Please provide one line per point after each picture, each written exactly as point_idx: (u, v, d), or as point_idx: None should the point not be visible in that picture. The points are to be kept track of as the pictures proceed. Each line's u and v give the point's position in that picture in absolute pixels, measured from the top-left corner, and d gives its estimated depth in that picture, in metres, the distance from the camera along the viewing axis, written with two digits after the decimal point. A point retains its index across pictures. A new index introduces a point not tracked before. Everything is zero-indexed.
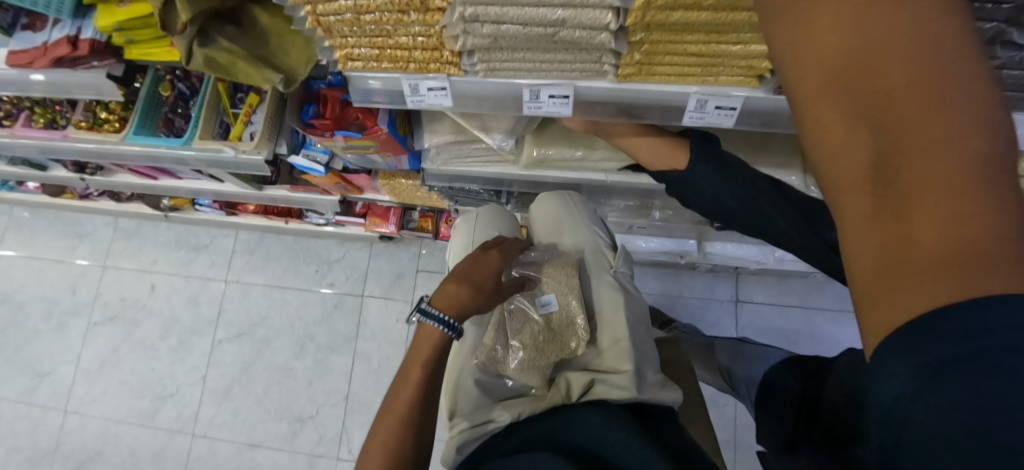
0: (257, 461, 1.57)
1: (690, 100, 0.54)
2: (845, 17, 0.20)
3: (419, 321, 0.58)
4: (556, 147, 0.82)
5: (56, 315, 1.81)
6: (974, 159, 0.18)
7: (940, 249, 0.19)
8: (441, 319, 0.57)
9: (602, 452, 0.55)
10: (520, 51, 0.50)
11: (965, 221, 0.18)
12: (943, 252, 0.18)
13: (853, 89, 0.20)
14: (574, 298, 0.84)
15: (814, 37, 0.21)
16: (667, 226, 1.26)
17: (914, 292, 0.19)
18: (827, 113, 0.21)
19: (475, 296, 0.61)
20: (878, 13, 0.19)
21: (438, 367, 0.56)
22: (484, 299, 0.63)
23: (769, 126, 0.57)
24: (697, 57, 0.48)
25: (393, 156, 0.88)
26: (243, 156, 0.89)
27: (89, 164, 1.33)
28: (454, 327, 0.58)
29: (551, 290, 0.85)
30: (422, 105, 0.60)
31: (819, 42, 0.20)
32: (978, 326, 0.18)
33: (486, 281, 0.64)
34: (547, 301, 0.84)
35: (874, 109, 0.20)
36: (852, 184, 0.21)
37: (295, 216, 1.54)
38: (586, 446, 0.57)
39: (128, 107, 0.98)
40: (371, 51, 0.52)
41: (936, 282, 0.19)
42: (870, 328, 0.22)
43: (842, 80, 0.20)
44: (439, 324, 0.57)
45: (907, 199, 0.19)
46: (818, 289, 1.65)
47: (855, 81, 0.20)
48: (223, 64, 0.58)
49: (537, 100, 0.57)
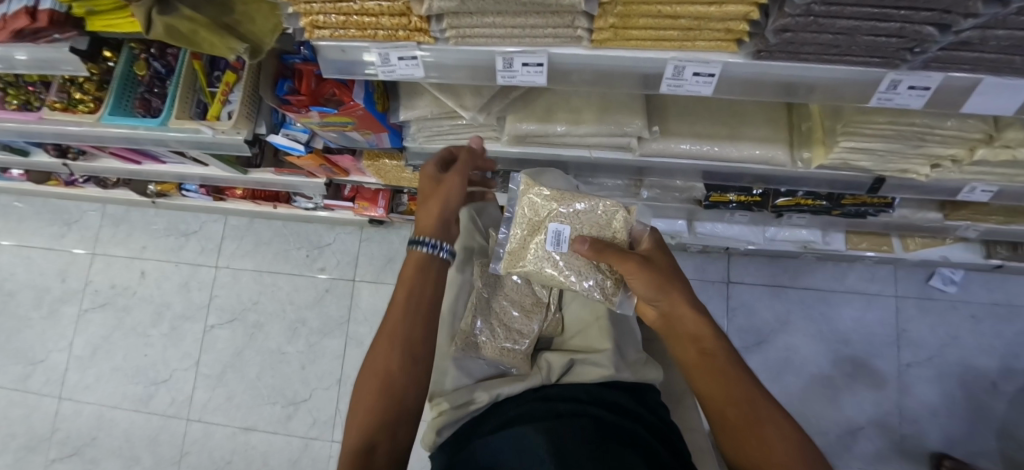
0: (252, 444, 1.59)
1: (668, 67, 0.53)
2: (700, 331, 0.54)
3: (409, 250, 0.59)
4: (538, 122, 0.80)
5: (47, 303, 1.80)
6: (711, 340, 0.53)
7: (708, 355, 0.52)
8: (429, 243, 0.59)
9: (578, 409, 0.59)
10: (490, 16, 0.48)
11: (711, 355, 0.52)
12: (713, 362, 0.52)
13: (701, 346, 0.53)
14: (587, 200, 0.70)
15: (694, 336, 0.54)
16: (657, 206, 1.25)
17: (715, 371, 0.51)
18: (701, 352, 0.53)
19: (427, 208, 0.62)
20: (700, 329, 0.54)
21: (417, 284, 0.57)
22: (437, 198, 0.63)
23: (749, 93, 0.57)
24: (674, 19, 0.46)
25: (373, 133, 0.86)
26: (222, 136, 0.87)
27: (71, 149, 1.31)
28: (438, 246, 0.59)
29: (556, 215, 0.70)
30: (394, 76, 0.58)
31: (693, 335, 0.54)
32: (728, 373, 0.51)
33: (426, 187, 0.65)
34: (559, 230, 0.69)
35: (701, 347, 0.53)
36: (707, 358, 0.52)
37: (283, 200, 1.52)
38: (560, 408, 0.59)
39: (103, 87, 0.95)
40: (337, 18, 0.50)
41: (714, 367, 0.51)
42: (709, 384, 0.51)
43: (698, 344, 0.53)
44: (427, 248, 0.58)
45: (709, 355, 0.52)
46: (808, 269, 1.66)
47: (701, 343, 0.53)
48: (186, 33, 0.56)
49: (511, 69, 0.55)
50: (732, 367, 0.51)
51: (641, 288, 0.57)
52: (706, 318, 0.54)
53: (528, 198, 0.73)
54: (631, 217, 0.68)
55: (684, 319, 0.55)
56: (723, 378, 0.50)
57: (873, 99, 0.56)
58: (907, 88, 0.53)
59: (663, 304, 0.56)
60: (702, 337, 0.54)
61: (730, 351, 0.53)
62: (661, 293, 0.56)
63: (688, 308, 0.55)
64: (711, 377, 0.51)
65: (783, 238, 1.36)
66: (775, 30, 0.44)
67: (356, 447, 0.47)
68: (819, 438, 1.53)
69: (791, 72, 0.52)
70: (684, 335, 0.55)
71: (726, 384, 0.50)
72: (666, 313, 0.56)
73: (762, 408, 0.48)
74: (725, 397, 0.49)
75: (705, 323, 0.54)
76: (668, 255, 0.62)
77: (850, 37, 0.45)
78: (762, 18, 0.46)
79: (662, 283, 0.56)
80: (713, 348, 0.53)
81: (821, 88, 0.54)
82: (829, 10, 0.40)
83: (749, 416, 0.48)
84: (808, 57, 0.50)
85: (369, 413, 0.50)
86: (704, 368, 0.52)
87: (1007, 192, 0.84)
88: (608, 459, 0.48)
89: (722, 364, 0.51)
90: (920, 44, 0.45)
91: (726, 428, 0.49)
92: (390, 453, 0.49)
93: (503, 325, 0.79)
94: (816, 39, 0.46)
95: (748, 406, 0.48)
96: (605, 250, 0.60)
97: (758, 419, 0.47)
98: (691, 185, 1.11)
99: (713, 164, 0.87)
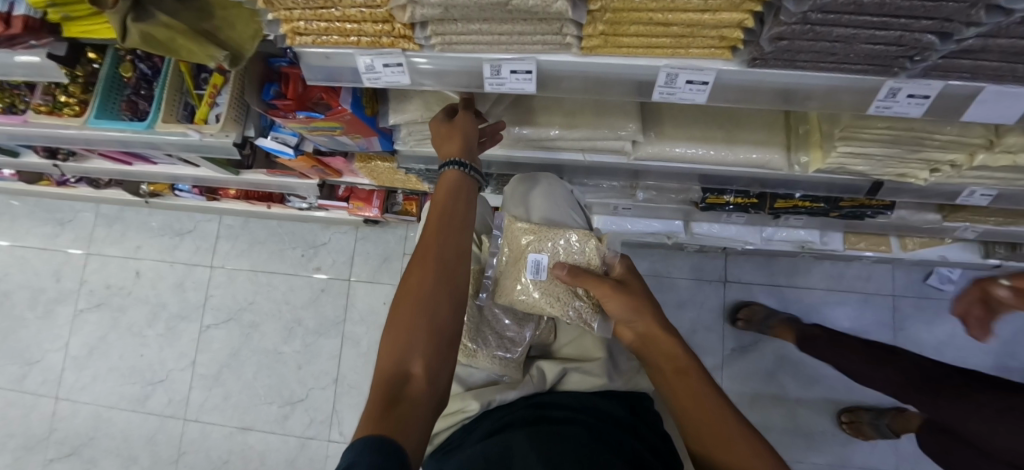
0: (249, 443, 1.59)
1: (660, 75, 0.52)
2: (673, 350, 0.57)
3: (443, 171, 0.62)
4: (532, 127, 0.79)
5: (43, 303, 1.80)
6: (684, 357, 0.56)
7: (682, 371, 0.54)
8: (459, 165, 0.62)
9: (565, 414, 0.59)
10: (476, 23, 0.46)
11: (684, 370, 0.54)
12: (686, 377, 0.53)
13: (675, 364, 0.55)
14: (560, 233, 0.75)
15: (669, 354, 0.57)
16: (653, 207, 1.24)
17: (689, 386, 0.53)
18: (676, 368, 0.55)
19: (451, 140, 0.64)
20: (673, 349, 0.57)
21: (448, 203, 0.60)
22: (455, 133, 0.64)
23: (744, 100, 0.55)
24: (665, 26, 0.45)
25: (363, 138, 0.84)
26: (209, 139, 0.85)
27: (61, 150, 1.29)
28: (468, 167, 0.62)
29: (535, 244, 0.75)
30: (379, 82, 0.57)
31: (668, 354, 0.57)
32: (700, 386, 0.52)
33: (439, 133, 0.66)
34: (537, 260, 0.73)
35: (675, 365, 0.55)
36: (682, 373, 0.54)
37: (277, 200, 1.51)
38: (548, 413, 0.60)
39: (88, 89, 0.93)
40: (319, 24, 0.49)
41: (688, 382, 0.53)
42: (684, 399, 0.52)
43: (673, 362, 0.56)
44: (457, 167, 0.61)
45: (682, 371, 0.54)
46: (804, 268, 1.65)
47: (675, 361, 0.55)
48: (163, 41, 0.55)
49: (499, 76, 0.54)
50: (705, 386, 0.52)
51: (616, 311, 0.62)
52: (679, 341, 0.57)
53: (512, 234, 0.78)
54: (602, 246, 0.73)
55: (659, 340, 0.58)
56: (695, 391, 0.52)
57: (871, 107, 0.54)
58: (906, 97, 0.52)
59: (639, 324, 0.60)
60: (676, 357, 0.56)
61: (705, 374, 0.54)
62: (637, 314, 0.61)
63: (661, 330, 0.59)
64: (685, 391, 0.52)
65: (780, 238, 1.35)
66: (770, 38, 0.43)
67: (388, 374, 0.48)
68: (812, 436, 1.55)
69: (787, 79, 0.51)
70: (659, 355, 0.57)
71: (698, 399, 0.51)
72: (642, 335, 0.60)
73: (734, 424, 0.49)
74: (699, 411, 0.50)
75: (677, 343, 0.57)
76: (638, 280, 0.68)
77: (847, 44, 0.43)
78: (758, 25, 0.44)
79: (635, 305, 0.61)
80: (687, 365, 0.55)
81: (818, 95, 0.53)
82: (827, 18, 0.39)
83: (723, 430, 0.48)
84: (805, 64, 0.48)
85: (404, 330, 0.51)
86: (680, 383, 0.53)
87: (1005, 196, 0.83)
88: (595, 460, 0.48)
89: (696, 378, 0.53)
90: (920, 52, 0.43)
91: (701, 443, 0.49)
92: (426, 377, 0.49)
93: (495, 333, 0.78)
94: (813, 47, 0.44)
95: (722, 422, 0.49)
96: (583, 275, 0.65)
97: (731, 434, 0.48)
98: (687, 187, 1.10)
99: (709, 168, 0.85)
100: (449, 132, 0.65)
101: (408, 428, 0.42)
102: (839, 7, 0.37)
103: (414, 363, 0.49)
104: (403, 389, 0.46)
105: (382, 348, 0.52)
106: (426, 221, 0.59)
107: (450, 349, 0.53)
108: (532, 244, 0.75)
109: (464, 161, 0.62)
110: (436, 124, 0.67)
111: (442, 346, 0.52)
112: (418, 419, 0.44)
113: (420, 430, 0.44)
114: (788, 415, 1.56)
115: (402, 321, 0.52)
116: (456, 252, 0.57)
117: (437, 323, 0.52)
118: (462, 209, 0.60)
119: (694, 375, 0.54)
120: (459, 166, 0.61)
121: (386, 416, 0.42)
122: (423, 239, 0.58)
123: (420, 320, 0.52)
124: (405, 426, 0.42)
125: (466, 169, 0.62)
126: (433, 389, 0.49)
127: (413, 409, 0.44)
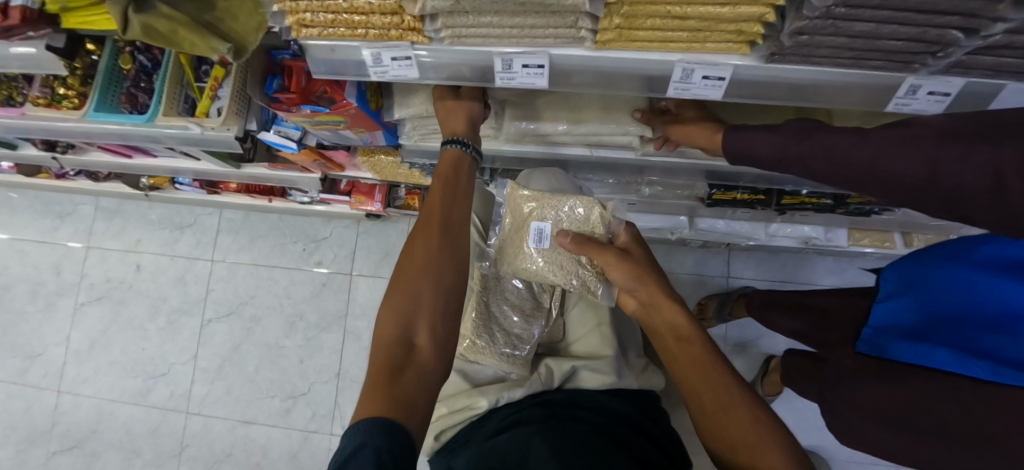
0: (252, 437, 1.60)
1: (675, 69, 0.51)
2: (676, 317, 0.56)
3: (443, 147, 0.62)
4: (539, 122, 0.77)
5: (43, 296, 1.79)
6: (686, 323, 0.55)
7: (682, 340, 0.54)
8: (464, 144, 0.62)
9: (576, 412, 0.59)
10: (487, 15, 0.44)
11: (685, 338, 0.54)
12: (688, 346, 0.53)
13: (676, 332, 0.55)
14: (564, 199, 0.71)
15: (670, 322, 0.56)
16: (658, 202, 1.23)
17: (689, 355, 0.53)
18: (677, 337, 0.55)
19: (448, 122, 0.64)
20: (676, 317, 0.56)
21: (449, 177, 0.59)
22: (457, 109, 0.64)
23: (758, 96, 0.54)
24: (682, 20, 0.43)
25: (368, 132, 0.84)
26: (211, 133, 0.84)
27: (58, 142, 1.27)
28: (472, 148, 0.62)
29: (537, 212, 0.72)
30: (386, 76, 0.56)
31: (670, 323, 0.56)
32: (701, 353, 0.52)
33: (442, 108, 0.65)
34: (540, 228, 0.70)
35: (677, 334, 0.55)
36: (683, 342, 0.54)
37: (278, 194, 1.49)
38: (558, 411, 0.59)
39: (87, 81, 0.91)
40: (325, 16, 0.47)
41: (689, 350, 0.53)
42: (684, 366, 0.52)
43: (675, 330, 0.55)
44: (462, 147, 0.61)
45: (683, 339, 0.54)
46: (807, 264, 1.65)
47: (677, 329, 0.55)
48: (164, 33, 0.54)
49: (510, 70, 0.53)
50: (707, 354, 0.52)
51: (620, 280, 0.61)
52: (683, 309, 0.57)
53: (514, 202, 0.75)
54: (608, 213, 0.69)
55: (664, 309, 0.58)
56: (696, 359, 0.52)
57: (890, 105, 0.53)
58: (926, 94, 0.51)
59: (642, 293, 0.60)
60: (678, 325, 0.56)
61: (709, 341, 0.53)
62: (639, 282, 0.60)
63: (664, 300, 0.58)
64: (685, 359, 0.53)
65: (784, 234, 1.35)
66: (791, 33, 0.42)
67: (392, 339, 0.47)
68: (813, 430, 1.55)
69: (804, 74, 0.50)
70: (660, 323, 0.57)
71: (701, 368, 0.51)
72: (645, 303, 0.60)
73: (737, 394, 0.48)
74: (702, 382, 0.50)
75: (681, 311, 0.57)
76: (642, 245, 0.67)
77: (868, 40, 0.42)
78: (779, 19, 0.43)
79: (640, 274, 0.60)
80: (688, 333, 0.55)
81: (833, 92, 0.52)
82: (849, 12, 0.37)
83: (724, 399, 0.48)
84: (824, 61, 0.47)
85: (406, 296, 0.50)
86: (680, 352, 0.54)
87: None
88: (605, 455, 0.48)
89: (699, 343, 0.53)
90: (943, 48, 0.42)
91: (703, 413, 0.49)
92: (431, 345, 0.48)
93: (503, 330, 0.78)
94: (832, 43, 0.43)
95: (719, 392, 0.49)
96: (586, 243, 0.64)
97: (731, 403, 0.48)
98: (694, 183, 1.09)
99: (718, 164, 0.84)
100: (453, 107, 0.65)
101: (412, 394, 0.42)
102: (864, 1, 0.36)
103: (417, 334, 0.48)
104: (407, 358, 0.46)
105: (383, 313, 0.50)
106: (429, 191, 0.58)
107: (455, 317, 0.53)
108: (535, 212, 0.71)
109: (465, 140, 0.62)
110: (439, 101, 0.66)
111: (446, 314, 0.51)
112: (423, 389, 0.44)
113: (422, 400, 0.43)
114: (791, 410, 1.55)
115: (404, 288, 0.51)
116: (459, 220, 0.57)
117: (441, 292, 0.52)
118: (465, 184, 0.60)
119: (696, 341, 0.54)
120: (460, 145, 0.61)
121: (394, 386, 0.42)
122: (426, 209, 0.57)
123: (423, 288, 0.51)
124: (411, 395, 0.42)
125: (470, 149, 0.62)
126: (439, 357, 0.48)
127: (418, 380, 0.44)
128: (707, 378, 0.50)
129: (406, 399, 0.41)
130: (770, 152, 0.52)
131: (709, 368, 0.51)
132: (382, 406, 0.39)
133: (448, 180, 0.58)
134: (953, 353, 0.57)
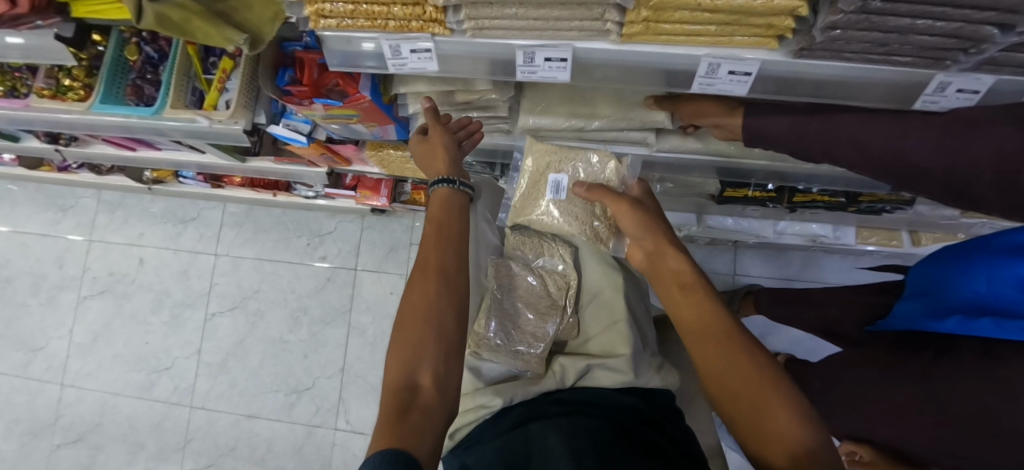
0: (256, 431, 1.60)
1: (701, 64, 0.49)
2: (680, 267, 0.51)
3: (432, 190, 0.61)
4: (553, 117, 0.76)
5: (45, 289, 1.78)
6: (690, 273, 0.50)
7: (684, 289, 0.49)
8: (451, 182, 0.61)
9: (586, 408, 0.59)
10: (511, 6, 0.43)
11: (687, 286, 0.49)
12: (691, 293, 0.48)
13: (680, 280, 0.50)
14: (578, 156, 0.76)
15: (673, 272, 0.51)
16: (668, 198, 1.23)
17: (690, 303, 0.47)
18: (680, 287, 0.49)
19: (431, 164, 0.65)
20: (680, 267, 0.51)
21: (439, 216, 0.58)
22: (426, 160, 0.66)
23: (783, 93, 0.54)
24: (713, 13, 0.42)
25: (379, 126, 0.83)
26: (219, 127, 0.82)
27: (62, 135, 1.26)
28: (462, 184, 0.62)
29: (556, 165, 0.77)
30: (405, 68, 0.55)
31: (673, 273, 0.51)
32: (703, 299, 0.47)
33: (422, 153, 0.67)
34: (557, 180, 0.76)
35: (681, 283, 0.49)
36: (686, 290, 0.48)
37: (283, 189, 1.48)
38: (568, 408, 0.59)
39: (93, 72, 0.89)
40: (345, 6, 0.46)
41: (691, 298, 0.47)
42: (684, 318, 0.47)
43: (677, 279, 0.50)
44: (450, 185, 0.61)
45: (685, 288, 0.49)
46: (813, 261, 1.65)
47: (680, 278, 0.50)
48: (178, 23, 0.52)
49: (532, 63, 0.52)
50: (712, 302, 0.46)
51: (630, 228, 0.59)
52: (689, 258, 0.51)
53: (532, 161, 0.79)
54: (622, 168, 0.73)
55: (667, 259, 0.53)
56: (698, 306, 0.46)
57: (918, 102, 0.53)
58: (955, 91, 0.50)
59: (649, 244, 0.56)
60: (680, 274, 0.50)
61: (713, 290, 0.48)
62: (647, 233, 0.57)
63: (668, 250, 0.53)
64: (685, 308, 0.47)
65: (792, 232, 1.34)
66: (823, 27, 0.40)
67: (397, 385, 0.46)
68: None
69: (832, 70, 0.49)
70: (664, 273, 0.52)
71: (703, 316, 0.45)
72: (650, 254, 0.55)
73: (741, 341, 0.42)
74: (702, 328, 0.44)
75: (685, 261, 0.51)
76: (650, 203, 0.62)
77: (901, 35, 0.41)
78: (811, 13, 0.42)
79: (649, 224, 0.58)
80: (692, 281, 0.49)
81: (854, 88, 0.52)
82: (886, 6, 0.36)
83: (725, 346, 0.42)
84: (853, 56, 0.46)
85: (416, 329, 0.50)
86: (681, 301, 0.48)
87: None
88: (620, 452, 0.47)
89: (702, 290, 0.48)
90: (977, 44, 0.41)
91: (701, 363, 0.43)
92: (437, 388, 0.47)
93: (517, 328, 0.78)
94: (865, 37, 0.42)
95: (721, 339, 0.43)
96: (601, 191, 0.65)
97: (733, 351, 0.42)
98: (705, 180, 1.08)
99: (732, 161, 0.84)
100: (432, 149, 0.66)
101: (421, 432, 0.42)
102: None
103: (423, 374, 0.48)
104: (412, 399, 0.45)
105: (390, 360, 0.50)
106: (424, 235, 0.58)
107: (459, 357, 0.52)
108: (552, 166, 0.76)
109: (452, 178, 0.62)
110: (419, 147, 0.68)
111: (450, 355, 0.51)
112: (429, 425, 0.43)
113: (428, 441, 0.42)
114: None
115: (407, 335, 0.51)
116: (456, 262, 0.56)
117: (445, 333, 0.51)
118: (458, 221, 0.59)
119: (698, 290, 0.48)
120: (448, 183, 0.61)
121: (405, 424, 0.42)
122: (422, 249, 0.56)
123: (427, 330, 0.50)
124: (416, 437, 0.41)
125: (462, 184, 0.61)
126: (445, 400, 0.47)
127: (425, 421, 0.43)
128: (708, 324, 0.44)
129: (413, 441, 0.41)
130: (785, 133, 0.59)
131: (709, 314, 0.45)
132: (390, 445, 0.39)
133: (440, 218, 0.58)
134: (962, 320, 0.56)
